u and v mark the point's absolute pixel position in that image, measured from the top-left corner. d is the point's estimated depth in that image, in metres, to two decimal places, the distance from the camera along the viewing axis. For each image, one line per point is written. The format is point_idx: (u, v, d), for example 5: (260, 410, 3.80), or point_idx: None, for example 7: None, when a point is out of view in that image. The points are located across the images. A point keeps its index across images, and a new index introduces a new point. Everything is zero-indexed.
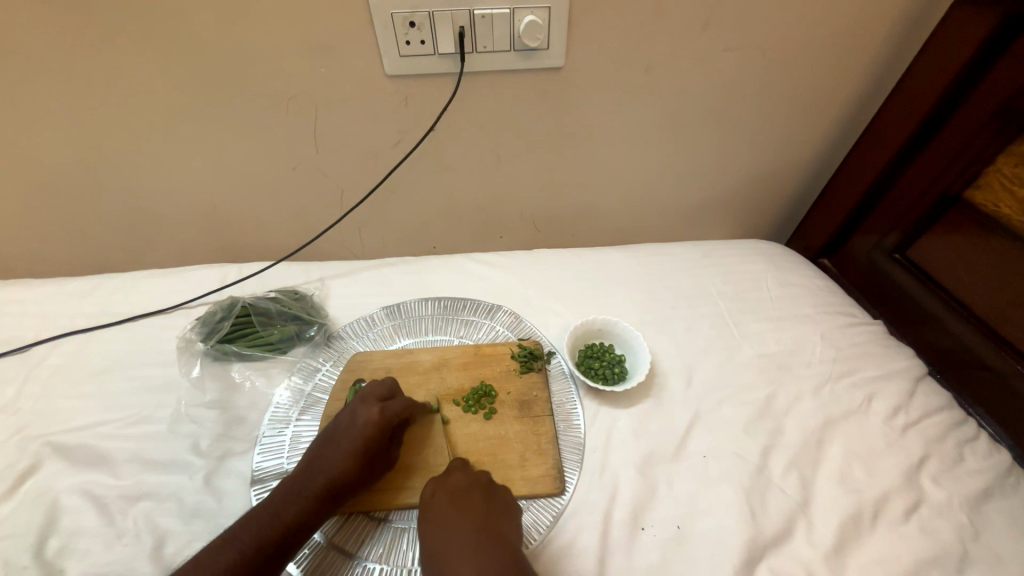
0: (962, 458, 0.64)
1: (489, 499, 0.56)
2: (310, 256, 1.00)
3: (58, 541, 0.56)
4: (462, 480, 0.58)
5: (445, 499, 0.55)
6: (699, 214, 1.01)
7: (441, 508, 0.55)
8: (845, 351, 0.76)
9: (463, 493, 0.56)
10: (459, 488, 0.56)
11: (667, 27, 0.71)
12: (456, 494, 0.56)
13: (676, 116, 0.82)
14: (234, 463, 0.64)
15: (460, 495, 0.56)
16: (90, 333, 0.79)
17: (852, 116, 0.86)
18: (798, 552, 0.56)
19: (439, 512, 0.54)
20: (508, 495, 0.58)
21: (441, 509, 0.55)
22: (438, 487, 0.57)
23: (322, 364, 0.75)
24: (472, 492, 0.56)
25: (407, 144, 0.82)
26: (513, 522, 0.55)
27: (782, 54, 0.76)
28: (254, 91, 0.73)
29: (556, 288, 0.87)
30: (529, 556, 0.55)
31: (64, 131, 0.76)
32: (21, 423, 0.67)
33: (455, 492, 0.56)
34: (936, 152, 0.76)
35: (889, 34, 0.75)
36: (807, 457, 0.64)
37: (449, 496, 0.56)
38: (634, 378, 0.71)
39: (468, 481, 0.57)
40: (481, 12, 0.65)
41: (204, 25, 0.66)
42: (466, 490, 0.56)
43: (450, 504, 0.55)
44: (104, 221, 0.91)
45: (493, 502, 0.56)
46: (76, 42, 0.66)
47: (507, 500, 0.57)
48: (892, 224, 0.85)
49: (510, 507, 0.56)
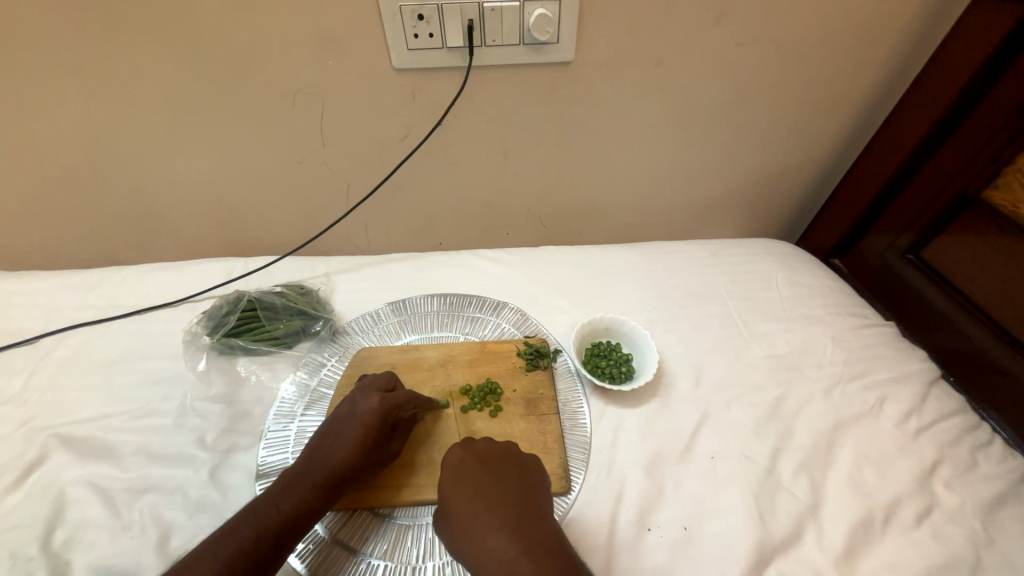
0: (975, 464, 0.63)
1: (522, 469, 0.55)
2: (315, 250, 1.00)
3: (64, 533, 0.56)
4: (491, 449, 0.57)
5: (477, 467, 0.54)
6: (708, 211, 1.00)
7: (471, 473, 0.53)
8: (856, 352, 0.75)
9: (493, 464, 0.55)
10: (491, 456, 0.56)
11: (679, 22, 0.69)
12: (487, 461, 0.55)
13: (687, 111, 0.81)
14: (239, 457, 0.64)
15: (493, 467, 0.55)
16: (96, 326, 0.79)
17: (867, 114, 0.84)
18: (807, 556, 0.55)
19: (472, 480, 0.53)
20: (539, 466, 0.58)
21: (473, 476, 0.53)
22: (466, 453, 0.56)
23: (328, 359, 0.75)
24: (504, 461, 0.56)
25: (414, 139, 0.81)
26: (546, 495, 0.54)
27: (797, 49, 0.74)
28: (260, 84, 0.73)
29: (564, 285, 0.86)
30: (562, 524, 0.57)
31: (69, 123, 0.76)
32: (29, 414, 0.68)
33: (486, 459, 0.55)
34: (953, 151, 0.75)
35: (908, 29, 0.73)
36: (817, 460, 0.63)
37: (480, 463, 0.55)
38: (641, 378, 0.70)
39: (497, 450, 0.57)
40: (490, 6, 0.64)
41: (210, 17, 0.65)
42: (496, 457, 0.56)
43: (481, 471, 0.54)
44: (112, 214, 0.91)
45: (528, 475, 0.55)
46: (81, 34, 0.66)
47: (538, 470, 0.57)
48: (906, 224, 0.83)
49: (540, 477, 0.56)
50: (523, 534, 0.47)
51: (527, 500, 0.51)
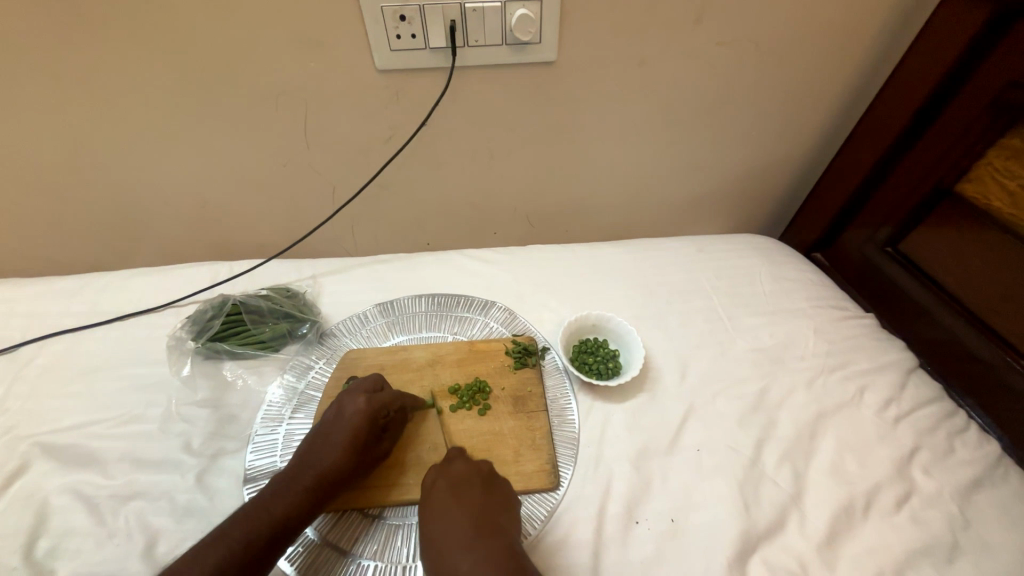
0: (952, 449, 0.65)
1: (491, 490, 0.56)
2: (302, 252, 1.00)
3: (48, 542, 0.55)
4: (463, 469, 0.58)
5: (445, 489, 0.56)
6: (692, 208, 1.02)
7: (439, 496, 0.56)
8: (837, 344, 0.77)
9: (463, 484, 0.56)
10: (459, 476, 0.57)
11: (660, 21, 0.70)
12: (458, 481, 0.57)
13: (669, 110, 0.82)
14: (226, 462, 0.63)
15: (460, 486, 0.56)
16: (79, 332, 0.78)
17: (845, 110, 0.86)
18: (791, 543, 0.56)
19: (439, 503, 0.55)
20: (509, 487, 0.58)
21: (441, 497, 0.55)
22: (438, 476, 0.58)
23: (315, 362, 0.75)
24: (474, 480, 0.57)
25: (399, 140, 0.81)
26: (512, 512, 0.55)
27: (775, 47, 0.76)
28: (242, 86, 0.72)
29: (551, 283, 0.87)
30: (528, 547, 0.56)
31: (47, 128, 0.75)
32: (10, 423, 0.67)
33: (456, 480, 0.57)
34: (928, 145, 0.77)
35: (882, 26, 0.75)
36: (800, 449, 0.64)
37: (448, 485, 0.56)
38: (628, 373, 0.71)
39: (470, 469, 0.58)
40: (472, 6, 0.64)
41: (190, 19, 0.65)
42: (466, 478, 0.57)
43: (449, 494, 0.55)
44: (93, 219, 0.90)
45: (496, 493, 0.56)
46: (58, 37, 0.65)
47: (507, 491, 0.57)
48: (884, 218, 0.85)
49: (510, 499, 0.56)
50: (478, 554, 0.49)
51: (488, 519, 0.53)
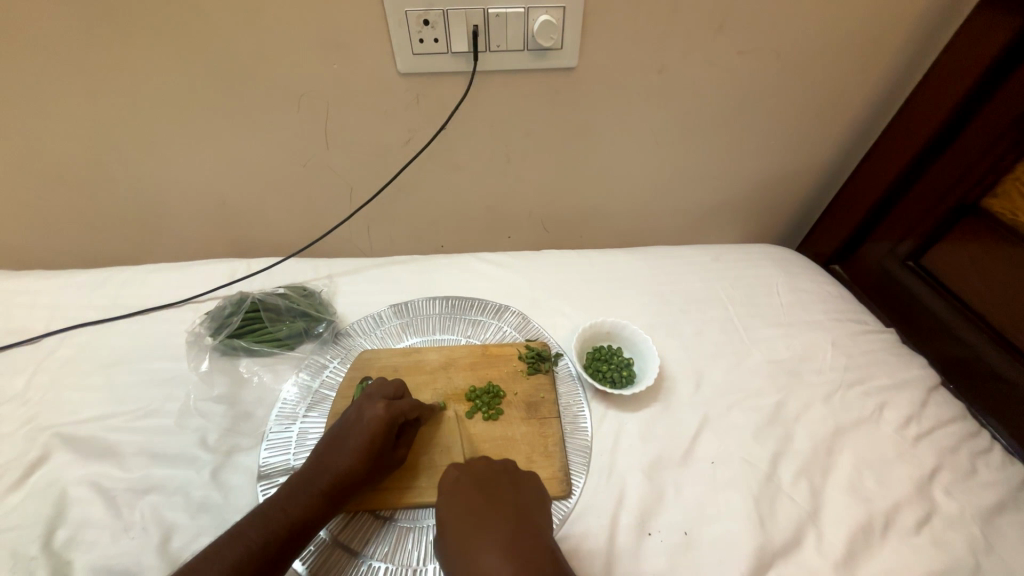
0: (974, 470, 0.63)
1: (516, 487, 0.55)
2: (318, 251, 1.00)
3: (66, 533, 0.56)
4: (488, 469, 0.56)
5: (469, 485, 0.54)
6: (708, 216, 1.01)
7: (465, 492, 0.53)
8: (856, 359, 0.75)
9: (487, 481, 0.55)
10: (483, 475, 0.56)
11: (681, 30, 0.70)
12: (481, 481, 0.55)
13: (688, 118, 0.82)
14: (241, 458, 0.64)
15: (485, 484, 0.54)
16: (99, 326, 0.80)
17: (868, 119, 0.85)
18: (808, 561, 0.55)
19: (465, 499, 0.53)
20: (534, 486, 0.56)
21: (466, 492, 0.54)
22: (462, 474, 0.56)
23: (330, 361, 0.75)
24: (499, 482, 0.55)
25: (418, 143, 0.82)
26: (539, 513, 0.53)
27: (798, 57, 0.75)
28: (266, 87, 0.73)
29: (566, 289, 0.87)
30: None
31: (74, 124, 0.76)
32: (31, 413, 0.68)
33: (480, 479, 0.55)
34: (953, 159, 0.75)
35: (909, 36, 0.74)
36: (817, 466, 0.63)
37: (473, 482, 0.55)
38: (642, 382, 0.70)
39: (492, 471, 0.56)
40: (496, 12, 0.65)
41: (217, 20, 0.66)
42: (492, 478, 0.56)
43: (473, 490, 0.54)
44: (114, 214, 0.91)
45: (521, 493, 0.54)
46: (88, 36, 0.66)
47: (533, 491, 0.55)
48: (906, 231, 0.84)
49: (536, 496, 0.55)
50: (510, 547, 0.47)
51: (523, 519, 0.51)
